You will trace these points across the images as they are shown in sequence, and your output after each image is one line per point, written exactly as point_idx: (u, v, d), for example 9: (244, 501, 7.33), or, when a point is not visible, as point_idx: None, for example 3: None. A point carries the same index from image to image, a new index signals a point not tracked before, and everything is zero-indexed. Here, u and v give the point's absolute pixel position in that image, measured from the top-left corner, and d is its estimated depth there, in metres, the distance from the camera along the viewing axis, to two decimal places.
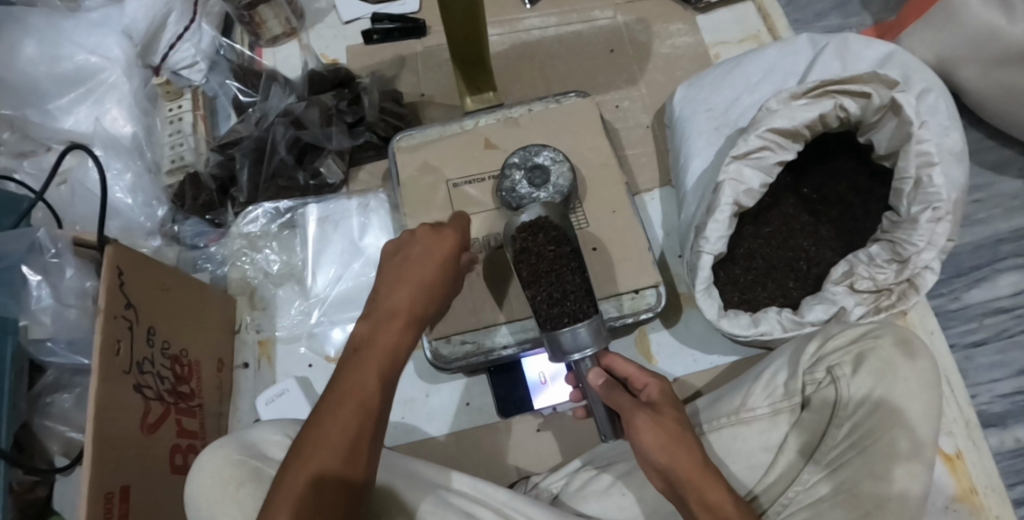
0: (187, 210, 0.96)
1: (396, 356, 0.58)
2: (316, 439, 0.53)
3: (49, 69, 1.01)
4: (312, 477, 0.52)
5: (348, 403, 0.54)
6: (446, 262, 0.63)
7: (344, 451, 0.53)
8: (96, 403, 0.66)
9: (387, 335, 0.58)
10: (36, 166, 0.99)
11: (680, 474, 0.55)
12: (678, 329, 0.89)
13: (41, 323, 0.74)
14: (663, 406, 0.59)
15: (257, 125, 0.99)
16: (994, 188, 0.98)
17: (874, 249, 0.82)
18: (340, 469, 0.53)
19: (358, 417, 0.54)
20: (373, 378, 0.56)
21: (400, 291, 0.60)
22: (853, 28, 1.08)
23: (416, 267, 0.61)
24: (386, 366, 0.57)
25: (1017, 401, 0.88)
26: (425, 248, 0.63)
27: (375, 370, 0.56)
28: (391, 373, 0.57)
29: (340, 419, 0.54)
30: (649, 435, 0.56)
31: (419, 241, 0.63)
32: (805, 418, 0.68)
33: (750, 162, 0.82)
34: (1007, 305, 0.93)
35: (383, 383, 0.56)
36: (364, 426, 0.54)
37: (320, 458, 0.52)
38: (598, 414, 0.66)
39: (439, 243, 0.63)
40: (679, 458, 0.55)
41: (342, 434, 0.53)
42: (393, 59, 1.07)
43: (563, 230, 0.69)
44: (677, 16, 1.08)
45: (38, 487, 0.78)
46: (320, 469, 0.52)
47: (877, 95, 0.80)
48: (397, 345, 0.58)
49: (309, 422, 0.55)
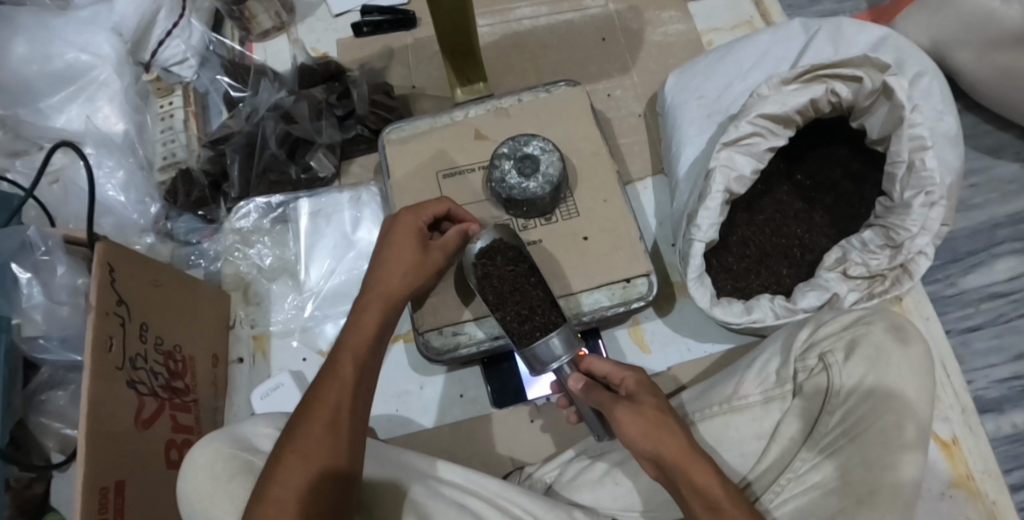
0: (180, 206, 0.96)
1: (374, 344, 0.61)
2: (299, 434, 0.54)
3: (41, 68, 1.01)
4: (300, 464, 0.52)
5: (329, 389, 0.56)
6: (419, 242, 0.69)
7: (326, 438, 0.53)
8: (90, 399, 0.66)
9: (366, 319, 0.62)
10: (29, 165, 0.99)
11: (667, 458, 0.53)
12: (672, 319, 0.89)
13: (33, 320, 0.75)
14: (642, 395, 0.57)
15: (247, 120, 1.00)
16: (991, 172, 0.97)
17: (867, 235, 0.81)
18: (322, 453, 0.53)
19: (336, 400, 0.56)
20: (351, 360, 0.59)
21: (381, 278, 0.66)
22: (848, 12, 1.08)
23: (389, 258, 0.67)
24: (366, 351, 0.60)
25: (1014, 386, 0.88)
26: (397, 237, 0.68)
27: (350, 354, 0.59)
28: (369, 363, 0.60)
29: (321, 411, 0.55)
30: (629, 426, 0.55)
31: (390, 230, 0.69)
32: (796, 405, 0.68)
33: (742, 148, 0.81)
34: (1003, 289, 0.92)
35: (360, 367, 0.59)
36: (344, 408, 0.56)
37: (306, 451, 0.52)
38: (589, 420, 0.65)
39: (406, 236, 0.68)
40: (665, 445, 0.54)
41: (320, 422, 0.54)
42: (383, 51, 1.07)
43: (518, 248, 0.71)
44: (670, 3, 1.07)
45: (36, 484, 0.78)
46: (304, 459, 0.52)
47: (868, 78, 0.79)
48: (372, 331, 0.62)
49: (291, 423, 0.55)
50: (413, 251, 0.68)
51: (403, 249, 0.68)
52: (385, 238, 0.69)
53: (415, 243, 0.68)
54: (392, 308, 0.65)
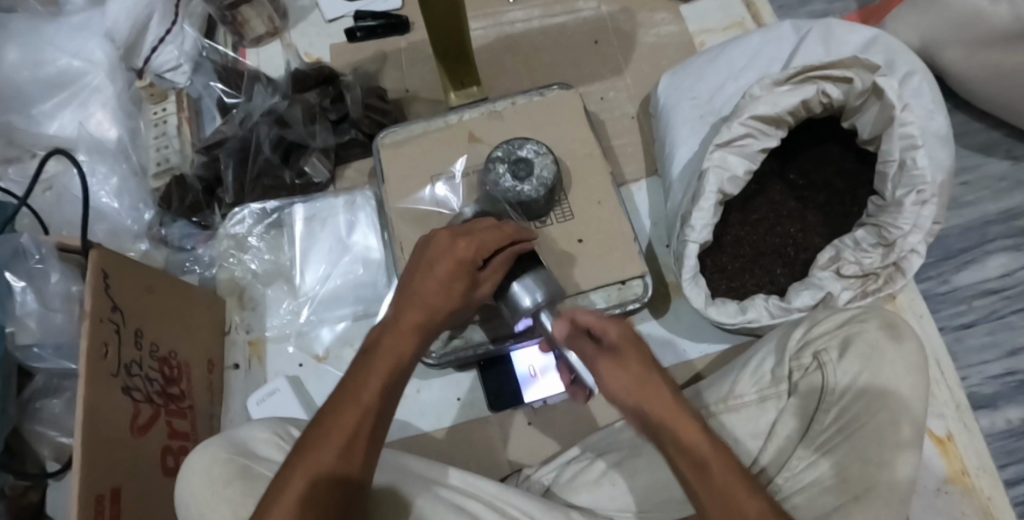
0: (174, 212, 0.96)
1: (404, 365, 0.55)
2: (309, 452, 0.50)
3: (33, 74, 1.02)
4: (308, 484, 0.49)
5: (348, 410, 0.52)
6: (468, 276, 0.61)
7: (337, 464, 0.50)
8: (86, 405, 0.66)
9: (400, 334, 0.56)
10: (22, 172, 1.00)
11: (654, 417, 0.48)
12: (667, 319, 0.89)
13: (27, 328, 0.75)
14: (625, 344, 0.51)
15: (240, 125, 0.98)
16: (983, 169, 0.98)
17: (860, 234, 0.82)
18: (332, 480, 0.49)
19: (354, 425, 0.51)
20: (377, 382, 0.53)
21: (420, 298, 0.59)
22: (838, 13, 1.08)
23: (436, 285, 0.59)
24: (396, 373, 0.54)
25: (1007, 382, 0.88)
26: (446, 263, 0.61)
27: (378, 373, 0.53)
28: (397, 385, 0.54)
29: (337, 432, 0.51)
30: (609, 379, 0.50)
31: (441, 254, 0.61)
32: (792, 403, 0.69)
33: (735, 149, 0.82)
34: (996, 286, 0.93)
35: (386, 393, 0.53)
36: (361, 435, 0.51)
37: (314, 473, 0.49)
38: (574, 362, 0.60)
39: (456, 268, 0.61)
40: (650, 401, 0.49)
41: (334, 446, 0.50)
42: (376, 55, 1.07)
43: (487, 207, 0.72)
44: (662, 5, 1.08)
45: (31, 492, 0.78)
46: (312, 481, 0.49)
47: (858, 79, 0.80)
48: (406, 353, 0.56)
49: (305, 437, 0.51)
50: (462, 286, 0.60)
51: (450, 276, 0.60)
52: (433, 255, 0.61)
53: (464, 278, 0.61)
54: (432, 321, 0.59)
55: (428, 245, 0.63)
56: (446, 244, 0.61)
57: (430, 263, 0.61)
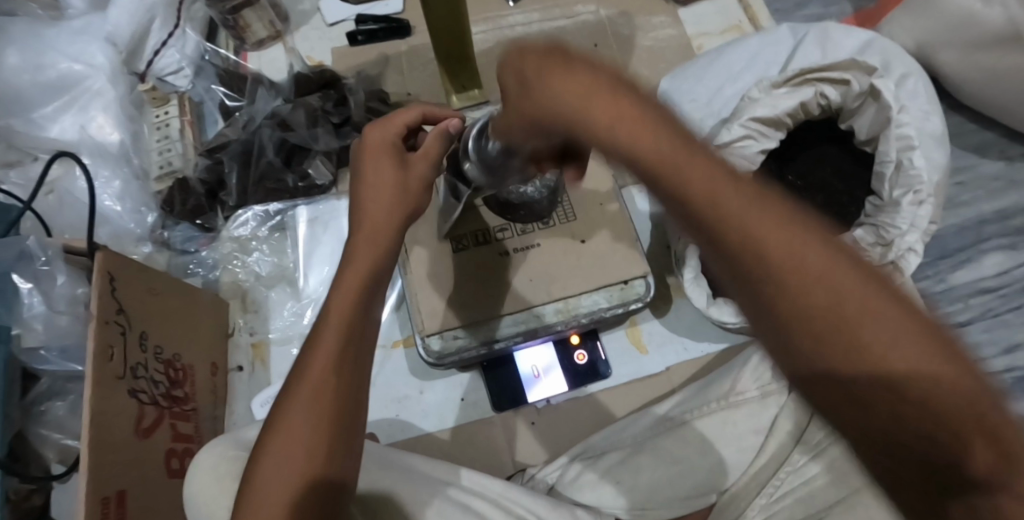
0: (177, 215, 0.96)
1: (352, 329, 0.56)
2: (276, 434, 0.53)
3: (33, 78, 1.02)
4: (280, 466, 0.52)
5: (305, 388, 0.54)
6: (394, 157, 0.61)
7: (303, 442, 0.52)
8: (93, 407, 0.66)
9: (354, 270, 0.58)
10: (23, 176, 1.00)
11: (646, 157, 0.41)
12: (669, 319, 0.90)
13: (33, 330, 0.75)
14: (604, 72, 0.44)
15: (244, 128, 1.00)
16: (977, 170, 1.00)
17: (858, 233, 0.81)
18: (302, 458, 0.52)
19: (315, 404, 0.53)
20: (325, 353, 0.55)
21: (368, 217, 0.59)
22: (834, 16, 1.10)
23: (370, 186, 0.60)
24: (346, 338, 0.55)
25: (1004, 379, 0.90)
26: (372, 168, 0.61)
27: (325, 348, 0.55)
28: (350, 350, 0.55)
29: (304, 384, 0.54)
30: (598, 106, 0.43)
31: (362, 151, 0.62)
32: (792, 400, 0.75)
33: (736, 151, 0.82)
34: (992, 284, 0.94)
35: (337, 361, 0.55)
36: (322, 408, 0.53)
37: (283, 452, 0.52)
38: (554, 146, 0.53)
39: (382, 163, 0.61)
40: (643, 141, 0.41)
41: (296, 423, 0.53)
42: (377, 58, 1.08)
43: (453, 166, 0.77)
44: (660, 8, 1.09)
45: (36, 495, 0.78)
46: (282, 461, 0.52)
47: (856, 81, 0.81)
48: (348, 312, 0.56)
49: (280, 398, 0.55)
50: (393, 174, 0.60)
51: (386, 174, 0.60)
52: (358, 170, 0.62)
53: (395, 165, 0.61)
54: (389, 246, 0.60)
55: (362, 154, 0.62)
56: (372, 146, 0.61)
57: (360, 174, 0.61)
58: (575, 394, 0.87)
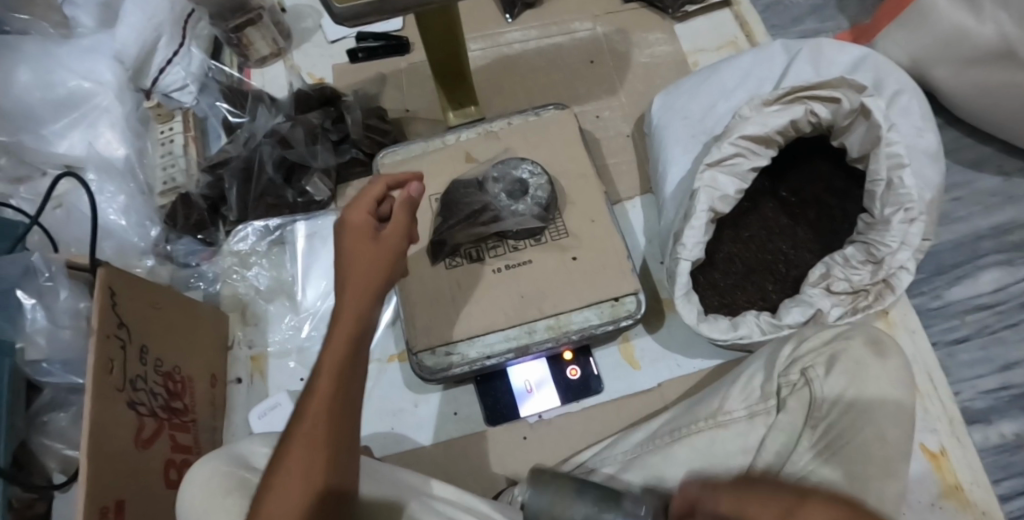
0: (179, 229, 0.98)
1: (343, 378, 0.57)
2: (276, 484, 0.53)
3: (43, 96, 1.05)
4: (277, 514, 0.51)
5: (303, 433, 0.54)
6: (370, 227, 0.64)
7: (302, 489, 0.52)
8: (92, 420, 0.67)
9: (337, 338, 0.59)
10: (32, 191, 1.03)
11: None
12: (661, 335, 0.90)
13: (36, 344, 0.77)
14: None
15: (245, 145, 1.02)
16: (974, 185, 0.99)
17: (849, 251, 0.82)
18: (303, 505, 0.52)
19: (313, 452, 0.54)
20: (323, 400, 0.56)
21: (349, 286, 0.61)
22: (829, 31, 1.11)
23: (348, 257, 0.62)
24: (339, 387, 0.56)
25: (1001, 397, 0.89)
26: (350, 239, 0.63)
27: (319, 399, 0.56)
28: (343, 397, 0.56)
29: (299, 446, 0.54)
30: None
31: (342, 227, 0.64)
32: (780, 420, 0.72)
33: (725, 168, 0.83)
34: (988, 301, 0.94)
35: (332, 410, 0.55)
36: (320, 457, 0.53)
37: (284, 501, 0.52)
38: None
39: (359, 234, 0.63)
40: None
41: (295, 471, 0.53)
42: (376, 76, 1.09)
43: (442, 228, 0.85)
44: (657, 24, 1.10)
45: (38, 503, 0.80)
46: (283, 508, 0.51)
47: (846, 99, 0.81)
48: (337, 363, 0.57)
49: (281, 444, 0.55)
50: (371, 244, 0.63)
51: (362, 248, 0.63)
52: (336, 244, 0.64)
53: (369, 234, 0.63)
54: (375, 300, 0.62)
55: (340, 233, 0.64)
56: (351, 218, 0.64)
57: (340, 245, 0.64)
58: (568, 409, 0.88)
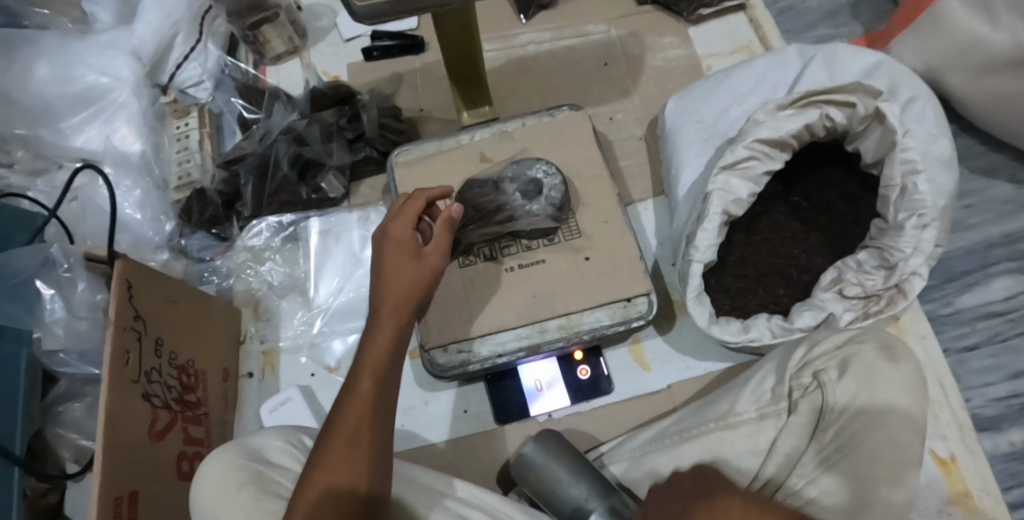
0: (194, 224, 0.99)
1: (382, 378, 0.63)
2: (319, 467, 0.59)
3: (61, 91, 1.07)
4: (320, 494, 0.57)
5: (345, 425, 0.60)
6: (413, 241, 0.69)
7: (343, 471, 0.58)
8: (108, 411, 0.68)
9: (377, 346, 0.64)
10: (49, 184, 1.04)
11: None
12: (672, 337, 0.90)
13: (53, 334, 0.78)
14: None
15: (260, 142, 1.02)
16: (987, 193, 0.99)
17: (862, 256, 0.83)
18: (343, 486, 0.57)
19: (354, 440, 0.59)
20: (364, 396, 0.61)
21: (389, 298, 0.66)
22: (843, 37, 1.11)
23: (390, 267, 0.67)
24: (378, 385, 0.62)
25: (1011, 404, 0.89)
26: (391, 249, 0.68)
27: (361, 393, 0.62)
28: (381, 395, 0.62)
29: (340, 438, 0.59)
30: None
31: (385, 237, 0.69)
32: (792, 422, 0.73)
33: (739, 172, 0.83)
34: (1000, 309, 0.94)
35: (371, 405, 0.61)
36: (360, 445, 0.59)
37: (326, 483, 0.58)
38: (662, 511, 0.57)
39: (402, 244, 0.68)
40: None
41: (336, 456, 0.59)
42: (391, 76, 1.10)
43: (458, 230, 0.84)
44: (670, 28, 1.10)
45: (51, 493, 0.81)
46: (325, 488, 0.57)
47: (861, 104, 0.82)
48: (378, 364, 0.63)
49: (324, 430, 0.61)
50: (413, 255, 0.68)
51: (401, 263, 0.67)
52: (377, 251, 0.69)
53: (411, 247, 0.68)
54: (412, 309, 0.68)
55: (383, 243, 0.69)
56: (395, 229, 0.69)
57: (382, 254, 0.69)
58: (577, 410, 0.88)
